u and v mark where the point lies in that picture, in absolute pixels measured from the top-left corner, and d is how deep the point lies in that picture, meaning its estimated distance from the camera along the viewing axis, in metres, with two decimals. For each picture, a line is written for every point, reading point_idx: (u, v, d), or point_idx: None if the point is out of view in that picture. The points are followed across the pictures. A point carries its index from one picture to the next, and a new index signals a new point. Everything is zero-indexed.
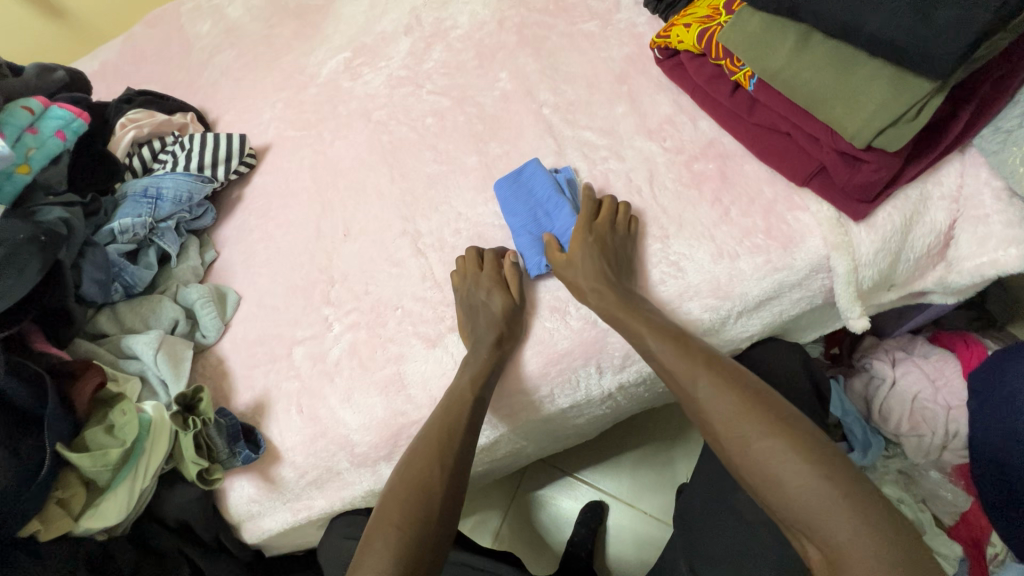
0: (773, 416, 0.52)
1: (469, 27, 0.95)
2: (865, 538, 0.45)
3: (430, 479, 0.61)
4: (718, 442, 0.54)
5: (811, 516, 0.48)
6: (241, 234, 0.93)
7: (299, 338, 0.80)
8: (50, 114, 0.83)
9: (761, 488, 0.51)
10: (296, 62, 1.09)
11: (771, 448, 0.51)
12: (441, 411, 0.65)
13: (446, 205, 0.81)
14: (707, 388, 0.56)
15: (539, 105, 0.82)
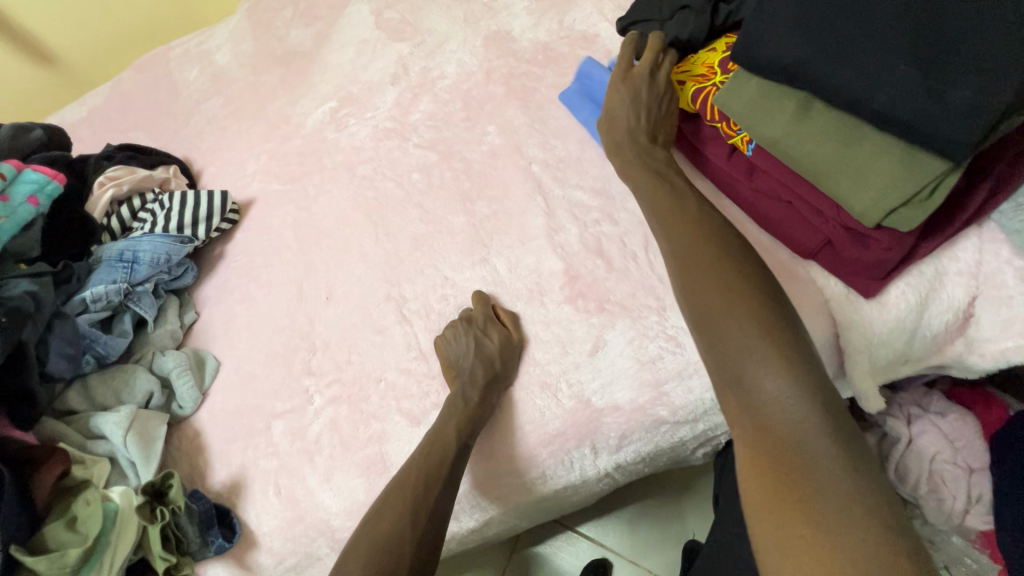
0: (735, 267, 0.54)
1: (456, 77, 0.93)
2: (792, 389, 0.47)
3: (399, 542, 0.57)
4: (676, 282, 0.56)
5: (745, 360, 0.49)
6: (223, 294, 0.90)
7: (278, 411, 0.76)
8: (23, 178, 0.80)
9: (704, 326, 0.53)
10: (282, 111, 1.07)
11: (724, 297, 0.52)
12: (411, 486, 0.60)
13: (432, 268, 0.77)
14: (677, 230, 0.58)
15: (527, 163, 0.79)
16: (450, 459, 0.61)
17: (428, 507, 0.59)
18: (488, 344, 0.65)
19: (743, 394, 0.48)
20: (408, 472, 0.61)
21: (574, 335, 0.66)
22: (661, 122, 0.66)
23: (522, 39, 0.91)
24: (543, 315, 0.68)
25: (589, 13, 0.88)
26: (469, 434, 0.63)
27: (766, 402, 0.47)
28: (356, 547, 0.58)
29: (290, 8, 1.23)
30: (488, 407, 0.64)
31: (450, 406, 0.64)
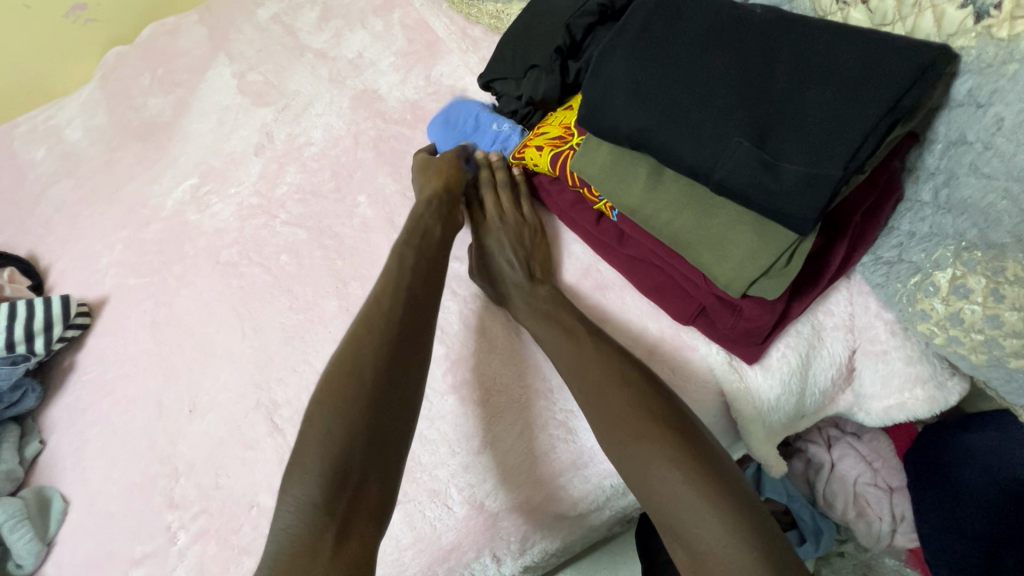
0: (656, 401, 0.50)
1: (323, 143, 0.86)
2: (732, 532, 0.43)
3: (362, 340, 0.54)
4: (597, 423, 0.51)
5: (683, 508, 0.45)
6: (74, 415, 0.78)
7: (137, 556, 0.65)
8: None
9: (635, 474, 0.48)
10: (138, 192, 0.96)
11: (653, 441, 0.47)
12: (364, 339, 0.54)
13: (305, 363, 0.69)
14: (591, 363, 0.53)
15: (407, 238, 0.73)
16: (415, 295, 0.58)
17: (389, 357, 0.53)
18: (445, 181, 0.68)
19: (684, 543, 0.44)
20: (357, 329, 0.55)
21: (462, 430, 0.59)
22: (538, 261, 0.62)
23: (389, 98, 0.85)
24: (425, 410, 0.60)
25: (456, 67, 0.84)
26: (422, 278, 0.59)
27: (711, 554, 0.43)
28: (313, 403, 0.51)
29: (146, 74, 1.12)
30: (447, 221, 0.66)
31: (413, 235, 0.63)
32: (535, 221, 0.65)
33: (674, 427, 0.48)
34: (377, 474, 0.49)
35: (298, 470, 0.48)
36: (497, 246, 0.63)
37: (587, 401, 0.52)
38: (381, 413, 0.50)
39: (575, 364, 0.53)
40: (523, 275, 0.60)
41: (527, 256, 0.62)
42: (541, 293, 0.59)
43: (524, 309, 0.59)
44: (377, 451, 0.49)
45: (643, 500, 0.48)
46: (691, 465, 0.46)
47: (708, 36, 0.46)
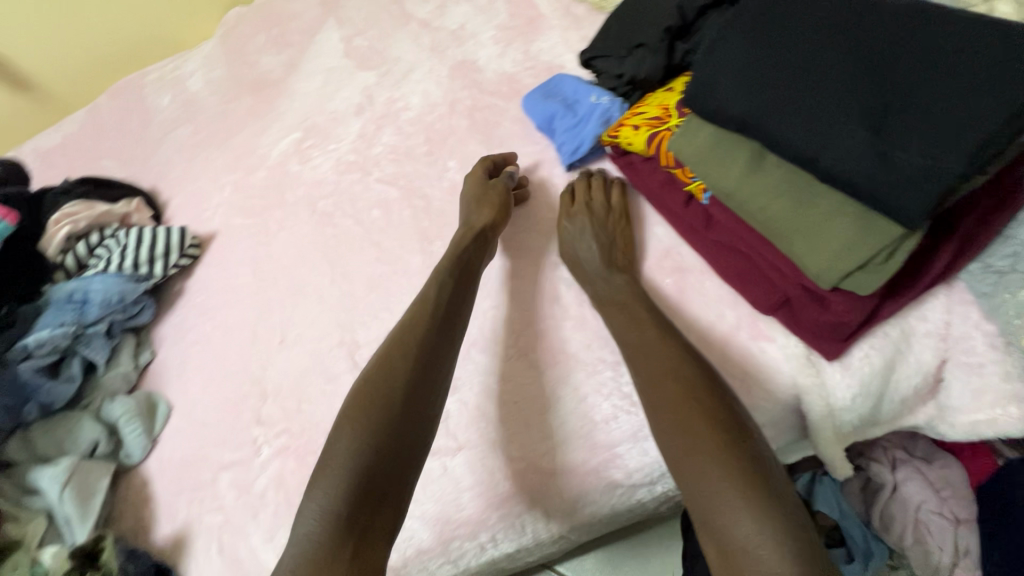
0: (710, 395, 0.50)
1: (420, 108, 0.90)
2: (766, 534, 0.43)
3: (399, 357, 0.58)
4: (648, 407, 0.52)
5: (719, 506, 0.45)
6: (181, 333, 0.88)
7: (225, 462, 0.73)
8: None
9: (679, 461, 0.49)
10: (248, 141, 1.05)
11: (698, 437, 0.48)
12: (394, 355, 0.58)
13: (386, 311, 0.74)
14: (647, 351, 0.54)
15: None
16: (447, 315, 0.61)
17: (413, 375, 0.56)
18: (485, 197, 0.70)
19: (717, 537, 0.45)
20: (389, 347, 0.59)
21: (527, 390, 0.62)
22: (619, 246, 0.63)
23: (486, 69, 0.88)
24: (494, 367, 0.64)
25: (555, 43, 0.86)
26: (451, 300, 0.62)
27: (744, 551, 0.43)
28: (342, 413, 0.55)
29: (263, 33, 1.21)
30: (482, 237, 0.67)
31: (446, 255, 0.66)
32: (619, 205, 0.66)
33: (724, 422, 0.49)
34: (395, 488, 0.52)
35: (323, 479, 0.52)
36: (577, 232, 0.65)
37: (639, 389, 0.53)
38: (409, 431, 0.54)
39: (633, 353, 0.55)
40: (602, 259, 0.62)
41: (607, 238, 0.63)
42: (618, 280, 0.60)
43: (598, 294, 0.61)
44: (397, 464, 0.52)
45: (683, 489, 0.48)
46: (735, 466, 0.46)
47: (828, 19, 0.46)
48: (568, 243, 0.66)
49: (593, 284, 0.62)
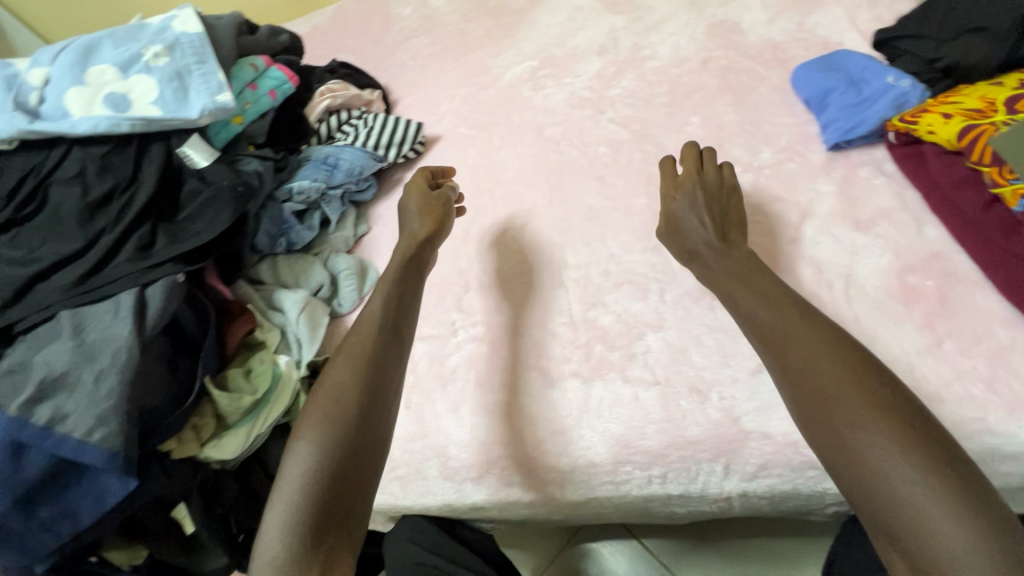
0: (878, 388, 0.48)
1: (667, 59, 0.90)
2: (950, 518, 0.42)
3: (347, 379, 0.60)
4: (795, 400, 0.51)
5: (913, 506, 0.43)
6: (395, 216, 0.97)
7: (422, 334, 0.80)
8: (270, 73, 0.90)
9: (833, 452, 0.48)
10: (482, 60, 1.11)
11: (875, 431, 0.46)
12: (354, 364, 0.61)
13: (600, 242, 0.77)
14: (794, 333, 0.54)
15: (737, 164, 0.74)
16: (388, 323, 0.65)
17: (371, 378, 0.60)
18: (423, 204, 0.80)
19: (888, 524, 0.44)
20: (343, 355, 0.62)
21: (739, 349, 0.63)
22: (731, 221, 0.67)
23: (750, 33, 0.86)
24: (708, 319, 0.66)
25: (837, 20, 0.82)
26: (396, 313, 0.67)
27: (927, 538, 0.42)
28: (296, 429, 0.57)
29: None
30: (415, 256, 0.75)
31: (386, 274, 0.72)
32: (731, 179, 0.70)
33: (891, 410, 0.47)
34: (357, 492, 0.54)
35: (275, 501, 0.53)
36: (686, 202, 0.68)
37: (790, 383, 0.52)
38: (367, 443, 0.56)
39: (777, 343, 0.54)
40: (716, 235, 0.65)
41: (717, 213, 0.67)
42: (735, 252, 0.63)
43: (717, 271, 0.63)
44: (361, 466, 0.55)
45: (841, 479, 0.47)
46: (922, 459, 0.44)
47: None
48: (679, 221, 0.68)
49: (703, 257, 0.65)
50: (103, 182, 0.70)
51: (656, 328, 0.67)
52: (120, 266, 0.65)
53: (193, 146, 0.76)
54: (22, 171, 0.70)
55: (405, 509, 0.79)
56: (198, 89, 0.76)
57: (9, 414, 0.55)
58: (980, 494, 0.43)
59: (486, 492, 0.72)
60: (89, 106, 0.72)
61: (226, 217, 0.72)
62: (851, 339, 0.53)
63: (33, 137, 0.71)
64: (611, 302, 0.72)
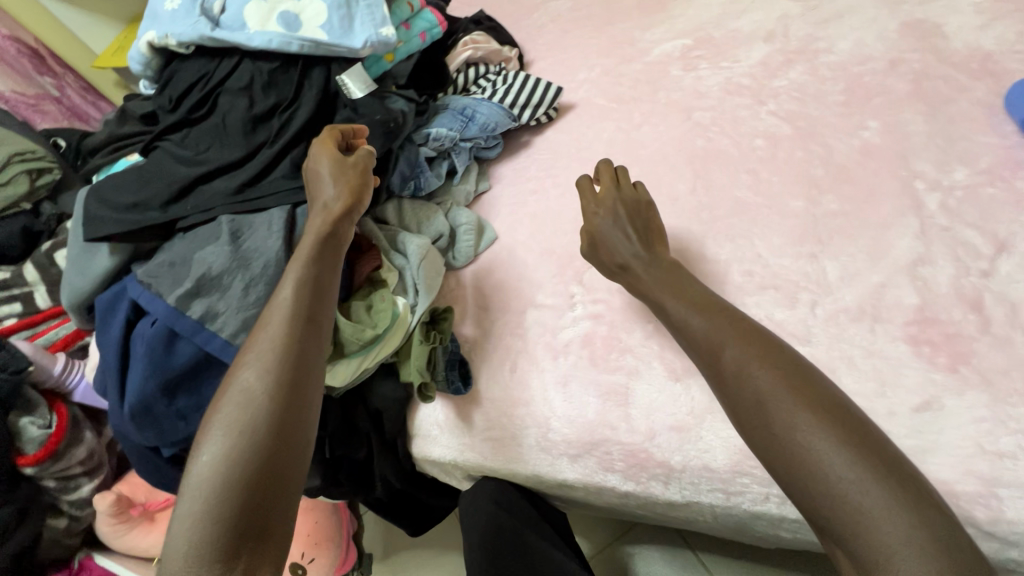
0: (810, 389, 0.51)
1: (847, 55, 0.82)
2: (884, 496, 0.45)
3: (256, 382, 0.54)
4: (733, 409, 0.54)
5: (853, 502, 0.45)
6: (518, 178, 0.95)
7: (537, 302, 0.78)
8: (422, 14, 0.88)
9: (773, 454, 0.50)
10: (629, 31, 1.06)
11: (811, 427, 0.48)
12: (262, 362, 0.55)
13: (746, 239, 0.72)
14: (724, 338, 0.56)
15: (923, 181, 0.67)
16: (303, 316, 0.57)
17: (291, 382, 0.54)
18: (340, 169, 0.65)
19: (831, 518, 0.46)
20: (250, 357, 0.56)
21: (903, 382, 0.57)
22: (653, 232, 0.70)
23: (954, 40, 0.77)
24: (867, 342, 0.60)
25: None
26: (312, 302, 0.58)
27: (862, 524, 0.45)
28: (202, 434, 0.53)
29: None
30: (336, 229, 0.63)
31: (299, 258, 0.60)
32: (647, 197, 0.72)
33: (820, 407, 0.50)
34: (279, 502, 0.51)
35: (180, 521, 0.49)
36: (606, 221, 0.70)
37: (727, 391, 0.54)
38: (281, 450, 0.52)
39: (711, 352, 0.57)
40: (639, 248, 0.67)
41: (639, 227, 0.69)
42: (659, 264, 0.66)
43: (647, 279, 0.65)
44: (280, 472, 0.51)
45: (783, 477, 0.50)
46: (844, 439, 0.48)
47: None
48: (601, 236, 0.70)
49: (630, 268, 0.67)
50: (268, 98, 0.73)
51: (802, 341, 0.62)
52: (279, 181, 0.69)
53: (351, 75, 0.76)
54: (197, 78, 0.74)
55: (488, 472, 0.80)
56: (364, 20, 0.76)
57: (171, 303, 0.60)
58: (903, 472, 0.46)
59: (581, 473, 0.70)
60: (265, 22, 0.73)
61: (373, 150, 0.74)
62: (786, 344, 0.55)
63: (209, 45, 0.74)
64: (752, 304, 0.67)
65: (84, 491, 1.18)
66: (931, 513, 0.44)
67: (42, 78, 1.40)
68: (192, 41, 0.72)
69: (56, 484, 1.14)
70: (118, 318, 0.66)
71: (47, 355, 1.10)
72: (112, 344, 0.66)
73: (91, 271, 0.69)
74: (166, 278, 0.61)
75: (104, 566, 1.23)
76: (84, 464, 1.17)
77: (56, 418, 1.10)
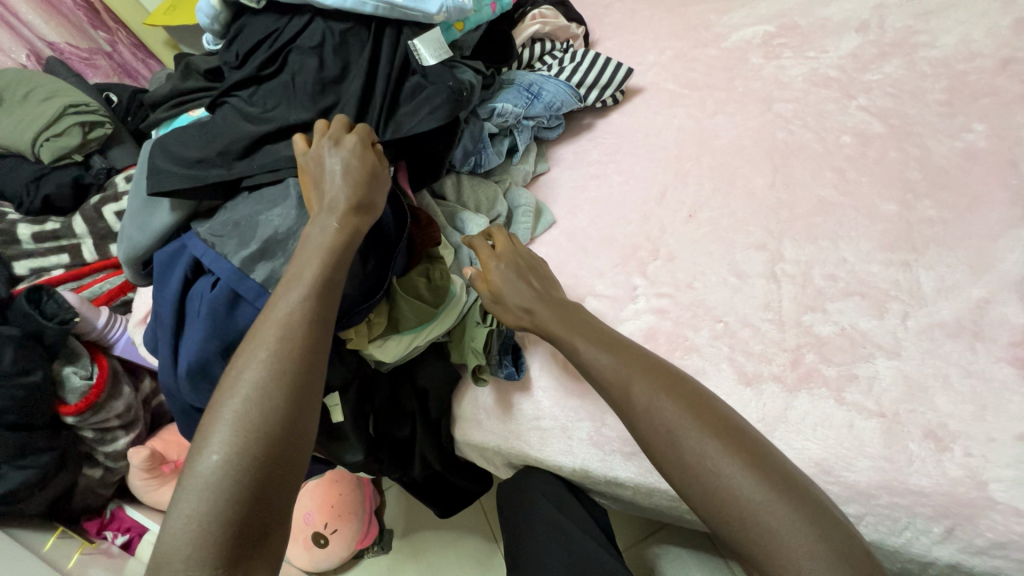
0: (712, 415, 0.52)
1: (951, 51, 0.76)
2: (787, 509, 0.46)
3: (272, 371, 0.51)
4: (647, 447, 0.54)
5: (764, 525, 0.46)
6: (578, 161, 0.91)
7: (596, 291, 0.75)
8: None
9: (688, 486, 0.50)
10: (705, 14, 1.00)
11: (717, 453, 0.49)
12: (267, 358, 0.51)
13: (829, 242, 0.67)
14: (633, 368, 0.56)
15: None
16: (325, 308, 0.55)
17: (305, 374, 0.52)
18: (357, 168, 0.61)
19: (746, 541, 0.47)
20: (255, 352, 0.52)
21: (1006, 408, 0.53)
22: (544, 278, 0.70)
23: None
24: (965, 361, 0.56)
25: None
26: (330, 295, 0.56)
27: (772, 543, 0.45)
28: (207, 427, 0.49)
29: None
30: (352, 231, 0.59)
31: (317, 247, 0.57)
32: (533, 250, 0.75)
33: (721, 431, 0.51)
34: (284, 491, 0.49)
35: (182, 519, 0.45)
36: (500, 273, 0.69)
37: (637, 426, 0.54)
38: (296, 441, 0.50)
39: (620, 387, 0.56)
40: (537, 293, 0.67)
41: (531, 275, 0.69)
42: (561, 303, 0.66)
43: (555, 319, 0.64)
44: (289, 465, 0.49)
45: (697, 507, 0.50)
46: (749, 462, 0.48)
47: None
48: (506, 290, 0.68)
49: (536, 315, 0.65)
50: (337, 59, 0.71)
51: (890, 354, 0.59)
52: None
53: (424, 41, 0.73)
54: (266, 34, 0.73)
55: (532, 462, 0.77)
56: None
57: (235, 264, 0.60)
58: (803, 488, 0.48)
59: (633, 472, 0.67)
60: None
61: (439, 114, 0.69)
62: (688, 377, 0.56)
63: (282, 2, 0.73)
64: (833, 311, 0.63)
65: (119, 445, 1.20)
66: (831, 521, 0.46)
67: (95, 32, 1.39)
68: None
69: (94, 436, 1.15)
70: (175, 276, 0.65)
71: (92, 308, 1.10)
72: (168, 301, 0.65)
73: (149, 228, 0.69)
74: (230, 239, 0.62)
75: (133, 518, 1.25)
76: (122, 417, 1.18)
77: (97, 370, 1.12)
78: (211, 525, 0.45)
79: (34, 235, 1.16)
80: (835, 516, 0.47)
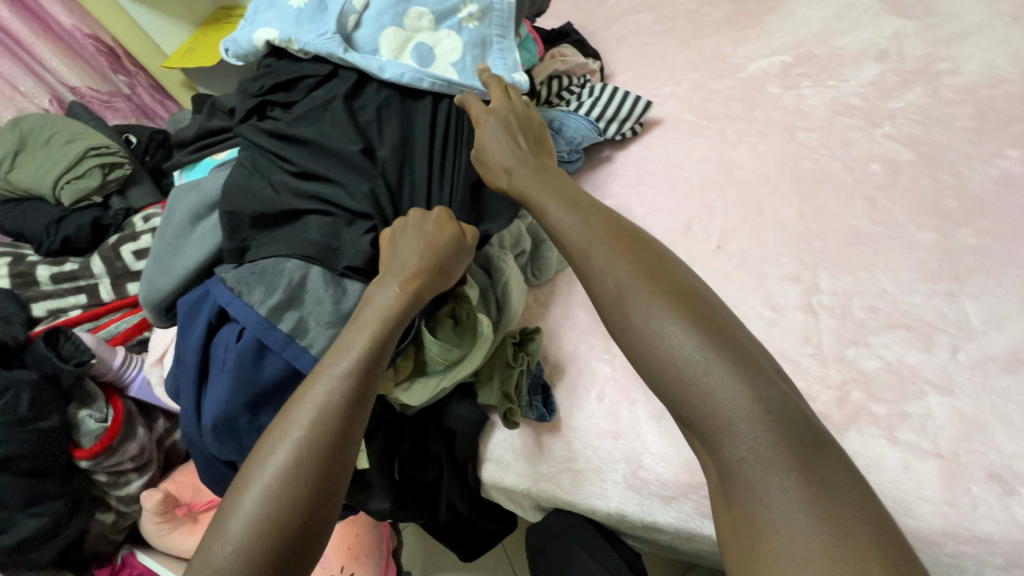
0: (672, 282, 0.48)
1: (975, 78, 0.76)
2: (726, 370, 0.42)
3: (326, 409, 0.51)
4: (598, 308, 0.51)
5: (698, 386, 0.42)
6: (599, 194, 0.90)
7: None
8: (524, 45, 0.92)
9: (632, 348, 0.47)
10: (720, 46, 1.00)
11: (666, 319, 0.45)
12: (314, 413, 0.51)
13: (867, 272, 0.66)
14: (591, 232, 0.53)
15: None
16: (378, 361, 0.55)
17: (353, 415, 0.52)
18: (437, 243, 0.63)
19: (681, 405, 0.44)
20: (317, 384, 0.52)
21: None
22: (536, 141, 0.70)
23: None
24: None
25: None
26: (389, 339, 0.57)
27: (701, 402, 0.42)
28: (253, 466, 0.49)
29: None
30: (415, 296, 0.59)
31: (376, 310, 0.58)
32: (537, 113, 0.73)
33: (677, 292, 0.47)
34: (323, 520, 0.48)
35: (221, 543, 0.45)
36: (489, 135, 0.68)
37: (590, 286, 0.51)
38: (338, 478, 0.50)
39: (579, 248, 0.53)
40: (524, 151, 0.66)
41: (524, 134, 0.69)
42: (546, 167, 0.65)
43: (528, 180, 0.62)
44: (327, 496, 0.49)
45: (637, 365, 0.47)
46: (693, 322, 0.45)
47: None
48: (487, 143, 0.68)
49: (514, 170, 0.64)
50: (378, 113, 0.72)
51: (943, 390, 0.56)
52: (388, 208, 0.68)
53: None
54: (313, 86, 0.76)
55: (564, 506, 0.74)
56: (496, 63, 0.79)
57: (262, 313, 0.60)
58: (750, 354, 0.44)
59: (674, 516, 0.64)
60: (399, 54, 0.76)
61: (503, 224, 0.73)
62: (650, 240, 0.52)
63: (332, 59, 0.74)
64: (880, 346, 0.61)
65: (133, 487, 1.17)
66: (770, 383, 0.42)
67: (115, 75, 1.41)
68: (319, 52, 0.73)
69: (108, 479, 1.13)
70: (200, 321, 0.64)
71: (108, 348, 1.09)
72: (191, 348, 0.64)
73: (174, 271, 0.69)
74: (257, 287, 0.61)
75: (144, 565, 1.21)
76: (135, 460, 1.15)
77: (112, 412, 1.09)
78: (252, 552, 0.44)
79: (52, 277, 1.17)
80: (777, 381, 0.43)
